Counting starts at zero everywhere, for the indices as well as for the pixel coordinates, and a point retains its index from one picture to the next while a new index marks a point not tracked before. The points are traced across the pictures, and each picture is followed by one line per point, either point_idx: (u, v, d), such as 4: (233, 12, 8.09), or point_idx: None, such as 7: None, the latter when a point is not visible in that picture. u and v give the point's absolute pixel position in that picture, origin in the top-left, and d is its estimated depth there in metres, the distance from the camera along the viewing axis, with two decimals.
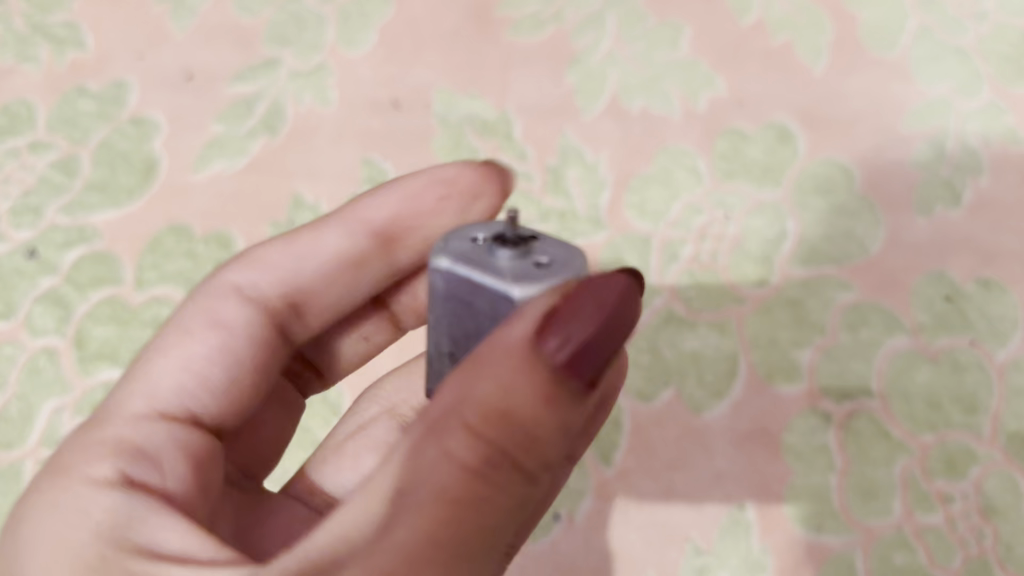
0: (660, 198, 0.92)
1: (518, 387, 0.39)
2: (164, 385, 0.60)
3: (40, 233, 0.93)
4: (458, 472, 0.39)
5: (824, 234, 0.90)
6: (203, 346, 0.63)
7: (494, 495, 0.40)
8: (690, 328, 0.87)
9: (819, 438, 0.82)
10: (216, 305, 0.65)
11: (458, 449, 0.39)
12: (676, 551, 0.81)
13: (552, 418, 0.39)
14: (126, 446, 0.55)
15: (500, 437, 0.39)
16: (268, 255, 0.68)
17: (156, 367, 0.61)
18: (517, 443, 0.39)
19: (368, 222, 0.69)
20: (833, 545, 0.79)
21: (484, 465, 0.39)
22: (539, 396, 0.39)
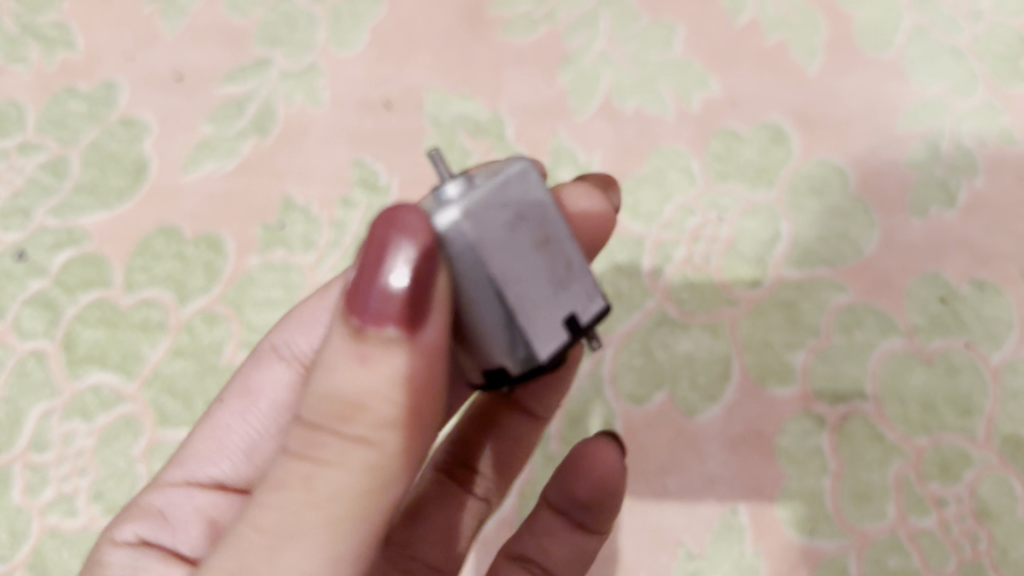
0: (653, 200, 0.92)
1: (326, 356, 0.42)
2: (202, 455, 0.68)
3: (29, 235, 0.93)
4: (295, 459, 0.43)
5: (818, 235, 0.90)
6: (240, 416, 0.69)
7: (326, 469, 0.42)
8: (684, 330, 0.86)
9: (812, 440, 0.82)
10: (257, 374, 0.70)
11: (296, 441, 0.44)
12: (668, 555, 0.80)
13: (358, 372, 0.41)
14: (149, 513, 0.64)
15: (318, 411, 0.43)
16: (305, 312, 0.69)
17: (206, 434, 0.69)
18: (335, 414, 0.42)
19: None
20: (827, 549, 0.78)
21: (313, 446, 0.43)
22: (349, 363, 0.42)
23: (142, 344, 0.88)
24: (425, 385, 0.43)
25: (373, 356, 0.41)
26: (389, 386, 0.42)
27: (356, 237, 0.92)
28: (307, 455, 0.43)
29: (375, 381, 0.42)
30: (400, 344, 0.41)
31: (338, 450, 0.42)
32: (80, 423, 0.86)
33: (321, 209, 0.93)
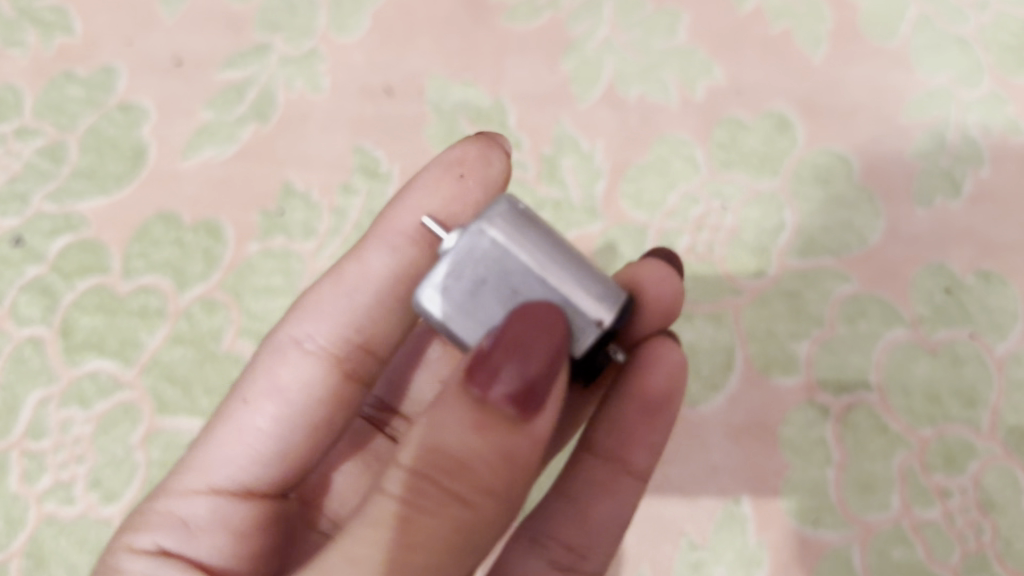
0: (657, 188, 0.91)
1: (449, 419, 0.47)
2: (222, 455, 0.65)
3: (27, 220, 0.92)
4: (397, 501, 0.47)
5: (823, 225, 0.89)
6: (259, 413, 0.66)
7: (425, 516, 0.47)
8: (686, 320, 0.86)
9: (816, 431, 0.81)
10: (271, 365, 0.67)
11: (395, 482, 0.48)
12: (670, 545, 0.79)
13: (477, 441, 0.47)
14: (171, 519, 0.61)
15: (428, 464, 0.48)
16: (318, 302, 0.68)
17: (229, 433, 0.65)
18: (445, 473, 0.47)
19: (401, 230, 0.68)
20: (831, 540, 0.78)
21: (412, 492, 0.47)
22: (466, 430, 0.47)
23: (140, 331, 0.88)
24: (522, 468, 0.49)
25: (489, 429, 0.47)
26: (495, 460, 0.47)
27: (356, 224, 0.91)
28: (406, 501, 0.47)
29: (485, 452, 0.47)
30: (514, 425, 0.47)
31: (436, 504, 0.47)
32: (78, 410, 0.85)
33: (322, 196, 0.92)
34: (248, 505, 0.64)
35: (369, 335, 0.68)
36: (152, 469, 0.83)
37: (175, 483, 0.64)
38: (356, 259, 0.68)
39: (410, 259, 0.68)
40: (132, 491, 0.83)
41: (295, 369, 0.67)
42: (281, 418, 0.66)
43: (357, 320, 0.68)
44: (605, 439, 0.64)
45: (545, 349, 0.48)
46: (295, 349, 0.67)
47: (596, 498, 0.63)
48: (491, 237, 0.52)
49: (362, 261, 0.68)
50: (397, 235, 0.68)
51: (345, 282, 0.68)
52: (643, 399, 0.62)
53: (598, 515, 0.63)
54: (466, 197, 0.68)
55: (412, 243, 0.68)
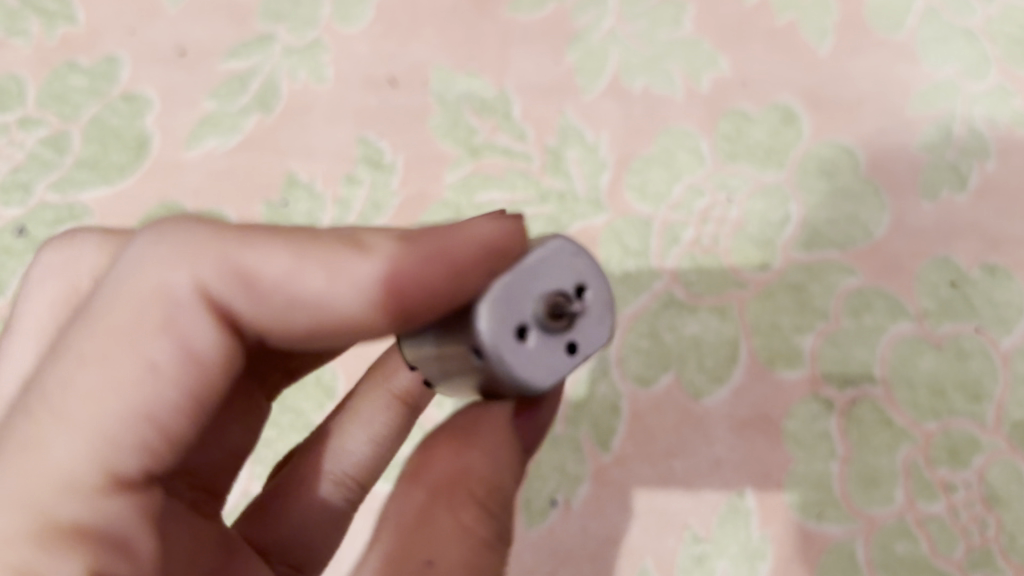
0: (661, 180, 0.91)
1: (504, 461, 0.50)
2: (120, 438, 0.48)
3: (30, 210, 0.92)
4: (483, 538, 0.48)
5: (828, 218, 0.89)
6: (168, 388, 0.49)
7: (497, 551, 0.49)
8: (691, 313, 0.85)
9: (820, 424, 0.81)
10: (170, 317, 0.50)
11: (473, 516, 0.48)
12: (673, 538, 0.78)
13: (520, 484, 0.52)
14: (87, 533, 0.46)
15: (495, 508, 0.49)
16: (241, 257, 0.51)
17: (111, 403, 0.48)
18: (505, 509, 0.50)
19: (392, 288, 0.50)
20: (835, 534, 0.78)
21: (495, 536, 0.48)
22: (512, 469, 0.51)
23: None
24: None
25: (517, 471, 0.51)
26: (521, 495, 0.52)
27: (360, 215, 0.91)
28: (491, 539, 0.48)
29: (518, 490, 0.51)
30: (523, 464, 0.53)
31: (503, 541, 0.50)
32: None
33: (325, 186, 0.92)
34: (153, 498, 0.51)
35: (280, 329, 0.52)
36: None
37: (59, 480, 0.46)
38: (328, 273, 0.50)
39: (372, 319, 0.51)
40: None
41: (203, 333, 0.51)
42: (183, 395, 0.50)
43: (276, 324, 0.52)
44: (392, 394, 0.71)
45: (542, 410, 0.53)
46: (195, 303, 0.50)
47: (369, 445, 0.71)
48: (601, 342, 0.46)
49: (310, 281, 0.50)
50: (384, 289, 0.50)
51: (300, 286, 0.51)
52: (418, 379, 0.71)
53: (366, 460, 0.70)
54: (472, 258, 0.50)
55: (379, 300, 0.50)
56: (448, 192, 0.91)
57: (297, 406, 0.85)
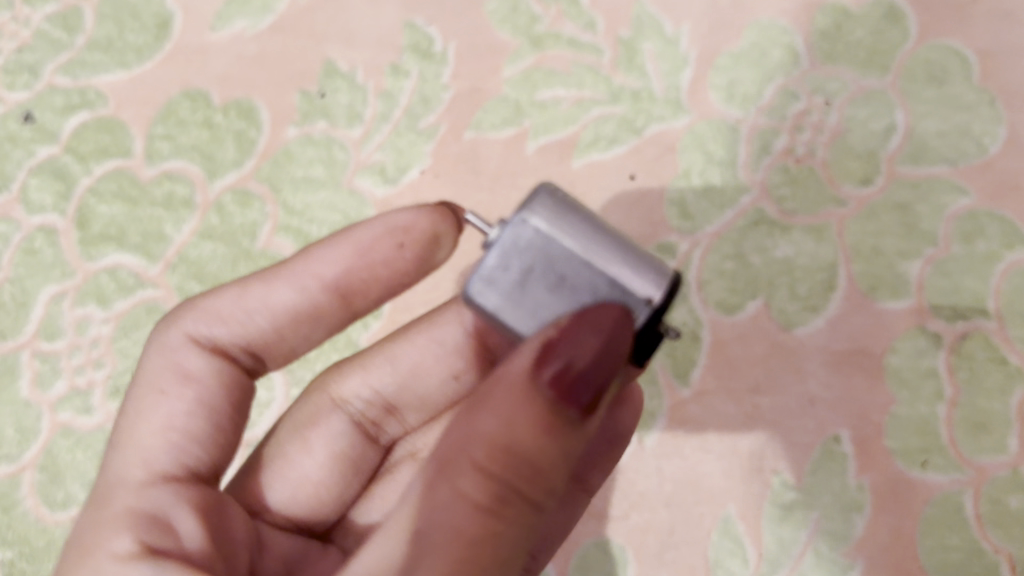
0: (750, 80, 0.79)
1: (520, 417, 0.39)
2: (151, 444, 0.51)
3: (37, 95, 0.82)
4: (476, 498, 0.39)
5: (938, 129, 0.77)
6: (184, 403, 0.52)
7: (509, 517, 0.39)
8: (783, 233, 0.74)
9: (926, 361, 0.71)
10: (175, 361, 0.54)
11: (476, 478, 0.39)
12: (759, 484, 0.69)
13: (556, 446, 0.40)
14: (132, 515, 0.47)
15: (503, 472, 0.39)
16: (211, 300, 0.55)
17: (149, 426, 0.51)
18: (516, 470, 0.39)
19: (321, 277, 0.55)
20: (940, 484, 0.68)
21: (492, 502, 0.39)
22: (537, 428, 0.39)
23: (165, 223, 0.78)
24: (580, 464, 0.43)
25: (560, 433, 0.40)
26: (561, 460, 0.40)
27: (408, 110, 0.79)
28: (484, 501, 0.39)
29: (557, 452, 0.40)
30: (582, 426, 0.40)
31: (519, 503, 0.40)
32: (96, 308, 0.77)
33: (367, 76, 0.80)
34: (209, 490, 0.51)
35: (258, 347, 0.56)
36: None
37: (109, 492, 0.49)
38: (261, 282, 0.55)
39: (316, 307, 0.56)
40: None
41: (200, 360, 0.54)
42: (227, 394, 0.54)
43: (257, 336, 0.56)
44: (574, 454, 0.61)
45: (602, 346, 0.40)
46: (195, 344, 0.54)
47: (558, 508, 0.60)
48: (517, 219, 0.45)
49: (270, 288, 0.55)
50: (314, 280, 0.55)
51: (247, 303, 0.55)
52: (617, 431, 0.61)
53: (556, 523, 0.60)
54: (399, 266, 0.56)
55: (332, 293, 0.56)
56: (508, 89, 0.79)
57: None
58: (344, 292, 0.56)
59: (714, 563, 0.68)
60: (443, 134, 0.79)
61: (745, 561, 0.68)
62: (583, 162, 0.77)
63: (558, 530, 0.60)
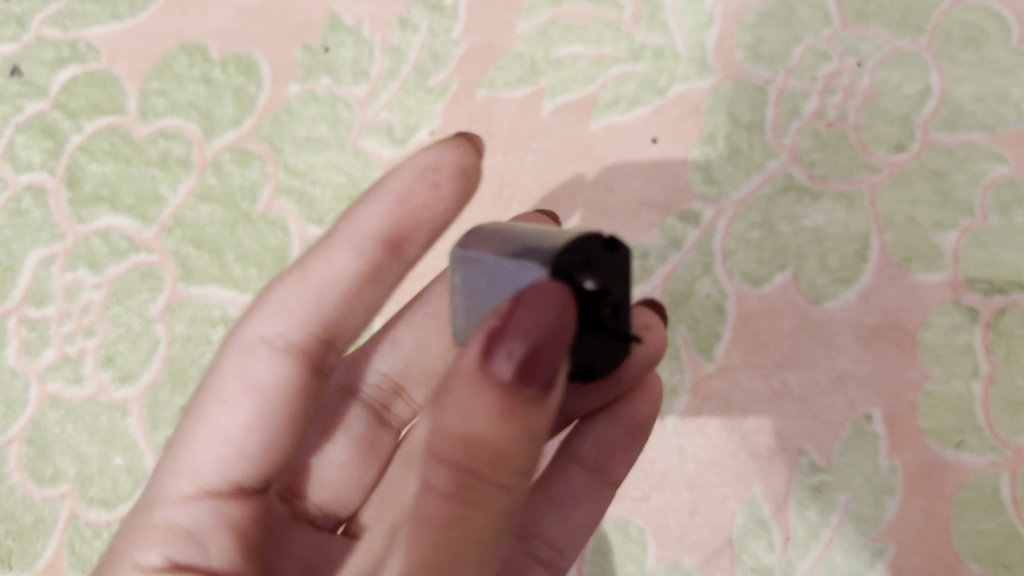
0: (778, 39, 0.74)
1: (475, 405, 0.33)
2: (206, 457, 0.47)
3: (25, 47, 0.78)
4: (439, 501, 0.33)
5: (975, 94, 0.72)
6: (243, 416, 0.47)
7: (480, 511, 0.33)
8: (813, 200, 0.70)
9: (962, 337, 0.67)
10: (242, 371, 0.48)
11: (437, 476, 0.33)
12: (787, 465, 0.66)
13: (515, 429, 0.33)
14: (171, 531, 0.45)
15: (464, 462, 0.33)
16: (276, 292, 0.49)
17: (206, 435, 0.47)
18: (478, 459, 0.33)
19: (368, 235, 0.50)
20: (975, 466, 0.65)
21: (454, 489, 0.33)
22: (492, 409, 0.33)
23: (160, 184, 0.74)
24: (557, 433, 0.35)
25: (517, 411, 0.33)
26: (527, 439, 0.34)
27: (417, 67, 0.75)
28: (446, 500, 0.33)
29: (521, 432, 0.33)
30: (544, 398, 0.34)
31: (489, 493, 0.33)
32: (87, 273, 0.73)
33: (374, 31, 0.76)
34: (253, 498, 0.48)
35: (332, 329, 0.50)
36: (175, 346, 0.71)
37: (156, 504, 0.46)
38: (317, 256, 0.50)
39: (372, 268, 0.50)
40: (152, 372, 0.71)
41: (268, 368, 0.48)
42: (297, 402, 0.48)
43: (328, 317, 0.49)
44: (592, 451, 0.54)
45: (541, 322, 0.34)
46: (264, 346, 0.48)
47: (578, 504, 0.54)
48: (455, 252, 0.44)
49: (329, 258, 0.50)
50: (362, 238, 0.50)
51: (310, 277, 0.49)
52: (634, 423, 0.54)
53: (580, 521, 0.55)
54: (440, 208, 0.51)
55: (385, 245, 0.50)
56: (523, 44, 0.75)
57: None
58: (391, 245, 0.51)
59: (738, 547, 0.65)
60: (453, 93, 0.74)
61: (770, 545, 0.65)
62: (602, 124, 0.73)
63: (584, 527, 0.55)
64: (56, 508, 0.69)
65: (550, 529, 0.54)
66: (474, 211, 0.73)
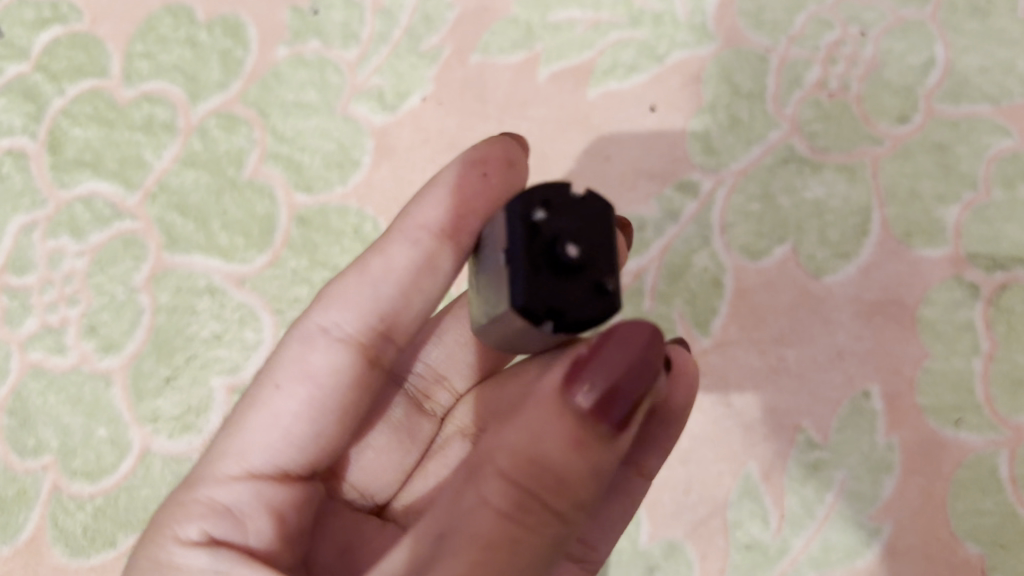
0: (780, 5, 0.72)
1: (549, 431, 0.32)
2: (259, 441, 0.44)
3: (5, 7, 0.75)
4: (492, 518, 0.32)
5: (980, 65, 0.70)
6: (297, 404, 0.44)
7: (531, 537, 0.32)
8: (814, 172, 0.69)
9: (963, 313, 0.66)
10: (300, 356, 0.45)
11: (495, 493, 0.32)
12: (783, 442, 0.65)
13: (585, 463, 0.32)
14: (210, 506, 0.43)
15: (528, 484, 0.32)
16: (338, 285, 0.47)
17: (260, 420, 0.44)
18: (541, 484, 0.32)
19: (425, 233, 0.45)
20: (974, 444, 0.64)
21: (511, 508, 0.32)
22: (566, 440, 0.32)
23: (144, 149, 0.72)
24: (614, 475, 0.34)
25: (588, 443, 0.32)
26: (593, 475, 0.33)
27: (409, 31, 0.73)
28: (499, 516, 0.32)
29: (589, 467, 0.32)
30: (618, 437, 0.33)
31: (543, 522, 0.32)
32: (69, 241, 0.71)
33: None
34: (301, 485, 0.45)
35: (393, 324, 0.46)
36: (159, 316, 0.70)
37: (200, 479, 0.44)
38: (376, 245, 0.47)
39: (434, 263, 0.46)
40: (136, 342, 0.69)
41: (327, 358, 0.45)
42: (352, 393, 0.46)
43: (388, 310, 0.46)
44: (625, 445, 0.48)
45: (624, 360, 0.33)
46: (323, 337, 0.46)
47: (609, 499, 0.49)
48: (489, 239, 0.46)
49: (387, 251, 0.46)
50: (419, 234, 0.46)
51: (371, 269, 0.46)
52: (666, 414, 0.47)
53: (613, 516, 0.49)
54: (490, 199, 0.45)
55: (444, 243, 0.45)
56: (518, 9, 0.73)
57: (330, 260, 0.70)
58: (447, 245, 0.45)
59: (732, 524, 0.64)
60: (446, 58, 0.72)
61: (765, 522, 0.64)
62: (599, 91, 0.71)
63: (617, 522, 0.50)
64: (39, 480, 0.68)
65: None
66: None
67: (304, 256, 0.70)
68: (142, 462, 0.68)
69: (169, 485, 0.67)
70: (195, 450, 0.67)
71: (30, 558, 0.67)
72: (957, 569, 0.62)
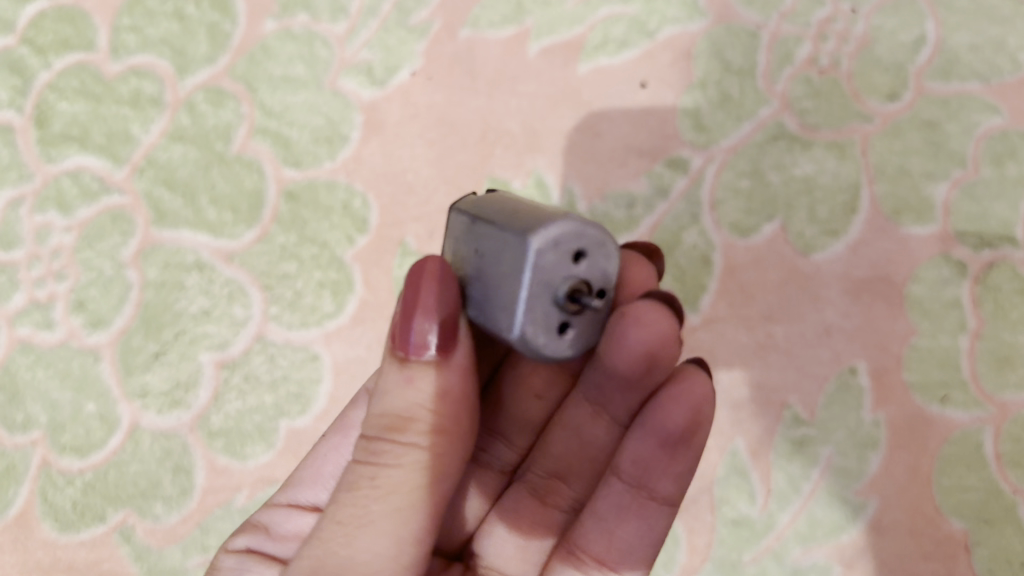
0: None
1: (390, 380, 0.40)
2: (303, 478, 0.54)
3: None
4: (362, 463, 0.40)
5: (970, 43, 0.70)
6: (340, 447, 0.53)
7: (394, 464, 0.39)
8: (804, 150, 0.69)
9: (951, 291, 0.66)
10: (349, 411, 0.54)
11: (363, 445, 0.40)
12: (771, 417, 0.66)
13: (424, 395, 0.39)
14: (256, 524, 0.52)
15: (381, 426, 0.40)
16: None
17: (317, 463, 0.54)
18: (392, 421, 0.40)
19: None
20: (960, 420, 0.64)
21: (375, 451, 0.40)
22: (400, 381, 0.40)
23: (131, 123, 0.72)
24: (467, 403, 0.41)
25: (419, 377, 0.39)
26: (434, 402, 0.40)
27: (398, 5, 0.72)
28: (362, 462, 0.40)
29: (427, 395, 0.39)
30: (445, 363, 0.40)
31: (396, 452, 0.39)
32: (56, 216, 0.71)
33: None
34: None
35: None
36: (148, 292, 0.69)
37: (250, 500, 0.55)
38: None
39: None
40: (124, 318, 0.69)
41: None
42: None
43: None
44: (629, 465, 0.46)
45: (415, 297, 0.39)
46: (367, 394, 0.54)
47: (622, 520, 0.46)
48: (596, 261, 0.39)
49: None
50: None
51: None
52: (663, 433, 0.44)
53: (627, 537, 0.46)
54: None
55: None
56: None
57: (319, 236, 0.69)
58: None
59: (720, 500, 0.65)
60: (436, 32, 0.72)
61: (752, 497, 0.65)
62: (589, 67, 0.71)
63: (637, 544, 0.47)
64: (28, 455, 0.68)
65: (593, 545, 0.47)
66: (457, 155, 0.71)
67: (293, 233, 0.69)
68: (132, 438, 0.68)
69: (159, 460, 0.67)
70: (184, 426, 0.68)
71: (20, 533, 0.67)
72: (941, 544, 0.63)
